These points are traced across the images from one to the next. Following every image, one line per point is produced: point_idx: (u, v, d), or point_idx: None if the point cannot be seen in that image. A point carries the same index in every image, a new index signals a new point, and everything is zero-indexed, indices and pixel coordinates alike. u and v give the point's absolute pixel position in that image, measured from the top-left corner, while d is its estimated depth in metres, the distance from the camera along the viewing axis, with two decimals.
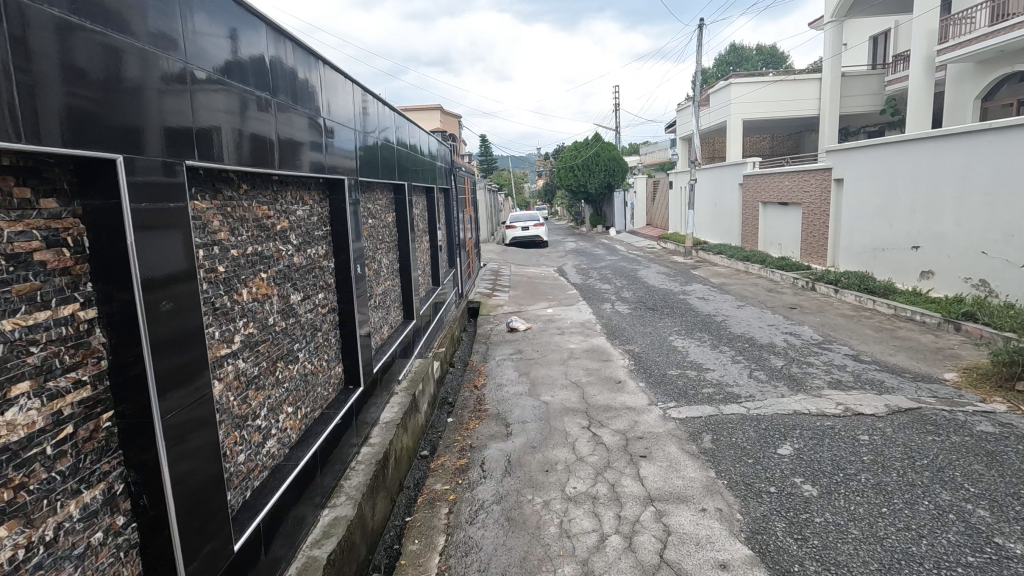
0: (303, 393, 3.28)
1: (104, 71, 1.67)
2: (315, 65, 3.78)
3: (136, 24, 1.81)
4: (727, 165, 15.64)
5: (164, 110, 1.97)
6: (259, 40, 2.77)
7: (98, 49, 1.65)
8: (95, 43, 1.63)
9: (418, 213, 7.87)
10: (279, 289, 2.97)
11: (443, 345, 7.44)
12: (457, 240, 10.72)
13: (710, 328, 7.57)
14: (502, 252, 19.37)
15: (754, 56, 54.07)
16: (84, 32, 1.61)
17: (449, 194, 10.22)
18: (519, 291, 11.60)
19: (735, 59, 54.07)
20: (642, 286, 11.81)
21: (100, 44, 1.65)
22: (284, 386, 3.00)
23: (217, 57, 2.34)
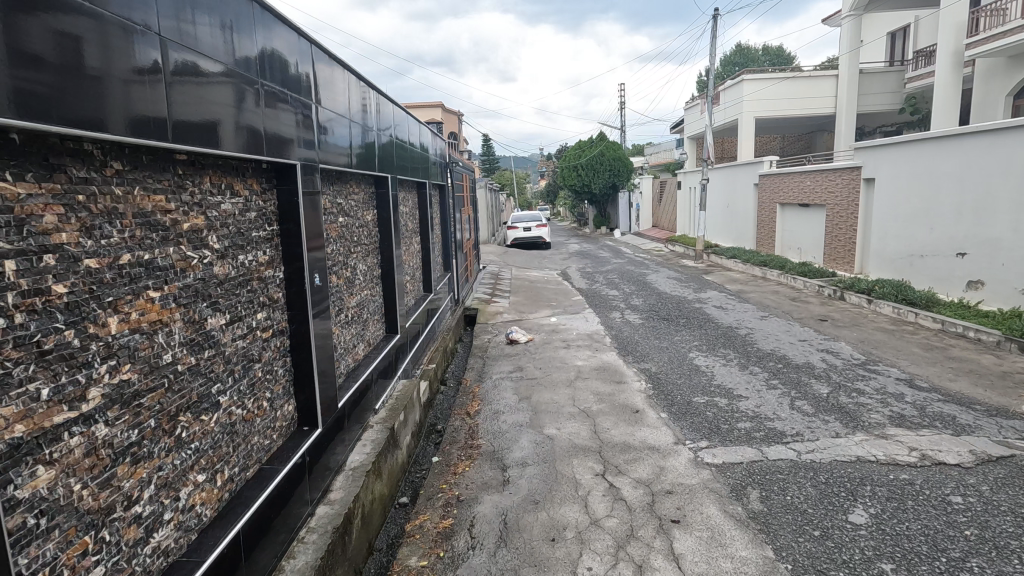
0: (227, 447, 2.41)
1: (61, 54, 1.53)
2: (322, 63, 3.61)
3: (121, 12, 1.74)
4: (742, 164, 14.77)
5: (147, 96, 1.85)
6: (261, 34, 2.66)
7: (51, 35, 1.51)
8: (57, 28, 1.51)
9: (409, 211, 7.02)
10: (179, 309, 2.10)
11: (434, 361, 6.60)
12: (455, 242, 9.88)
13: (734, 344, 6.73)
14: (504, 254, 18.55)
15: (762, 57, 53.18)
16: (40, 15, 1.47)
17: (445, 192, 9.39)
18: (520, 297, 10.76)
19: (742, 59, 53.20)
20: (653, 292, 10.95)
21: (58, 30, 1.51)
22: (191, 440, 2.14)
23: (214, 49, 2.26)
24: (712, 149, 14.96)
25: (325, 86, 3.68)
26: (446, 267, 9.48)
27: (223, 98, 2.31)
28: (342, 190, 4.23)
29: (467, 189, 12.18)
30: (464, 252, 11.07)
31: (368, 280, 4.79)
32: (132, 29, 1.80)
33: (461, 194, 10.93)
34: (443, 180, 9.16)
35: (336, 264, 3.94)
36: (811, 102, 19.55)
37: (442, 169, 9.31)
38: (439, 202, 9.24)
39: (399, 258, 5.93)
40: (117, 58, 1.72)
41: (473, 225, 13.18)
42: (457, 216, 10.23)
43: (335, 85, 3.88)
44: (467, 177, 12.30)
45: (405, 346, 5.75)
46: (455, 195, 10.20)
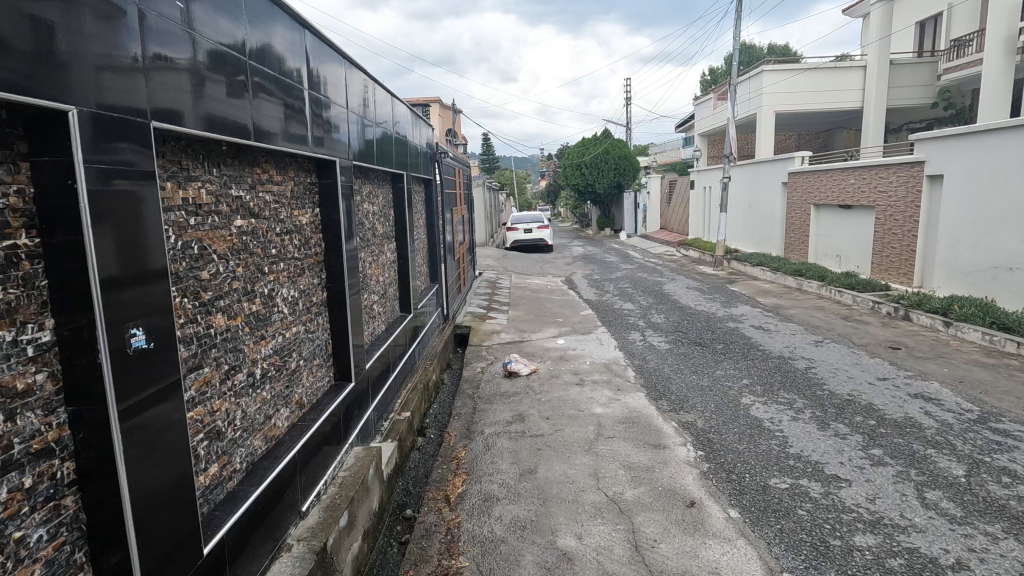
0: None
1: (26, 41, 1.38)
2: (325, 53, 3.56)
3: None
4: (768, 160, 13.23)
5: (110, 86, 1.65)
6: (259, 26, 2.60)
7: (22, 18, 1.37)
8: (25, 16, 1.37)
9: (382, 210, 5.50)
10: None
11: (411, 405, 5.11)
12: (445, 248, 8.38)
13: (796, 384, 5.25)
14: (503, 258, 17.06)
15: (770, 54, 51.65)
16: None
17: (433, 188, 7.87)
18: (521, 312, 9.25)
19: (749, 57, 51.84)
20: (675, 307, 9.46)
21: (30, 14, 1.38)
22: None
23: (197, 40, 2.09)
24: (735, 144, 13.44)
25: (323, 81, 3.51)
26: (433, 278, 7.96)
27: (200, 91, 2.11)
28: (249, 177, 2.67)
29: (461, 185, 10.64)
30: (456, 257, 9.52)
31: (302, 309, 3.27)
32: (109, 17, 1.64)
33: (453, 192, 9.43)
34: (429, 174, 7.63)
35: (225, 295, 2.41)
36: (836, 95, 18.04)
37: (431, 162, 7.81)
38: (424, 200, 7.72)
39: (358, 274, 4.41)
40: (88, 44, 1.56)
41: (468, 226, 11.66)
42: (448, 218, 8.74)
43: (334, 82, 3.76)
44: (461, 172, 10.76)
45: (366, 393, 4.24)
46: (446, 193, 8.68)
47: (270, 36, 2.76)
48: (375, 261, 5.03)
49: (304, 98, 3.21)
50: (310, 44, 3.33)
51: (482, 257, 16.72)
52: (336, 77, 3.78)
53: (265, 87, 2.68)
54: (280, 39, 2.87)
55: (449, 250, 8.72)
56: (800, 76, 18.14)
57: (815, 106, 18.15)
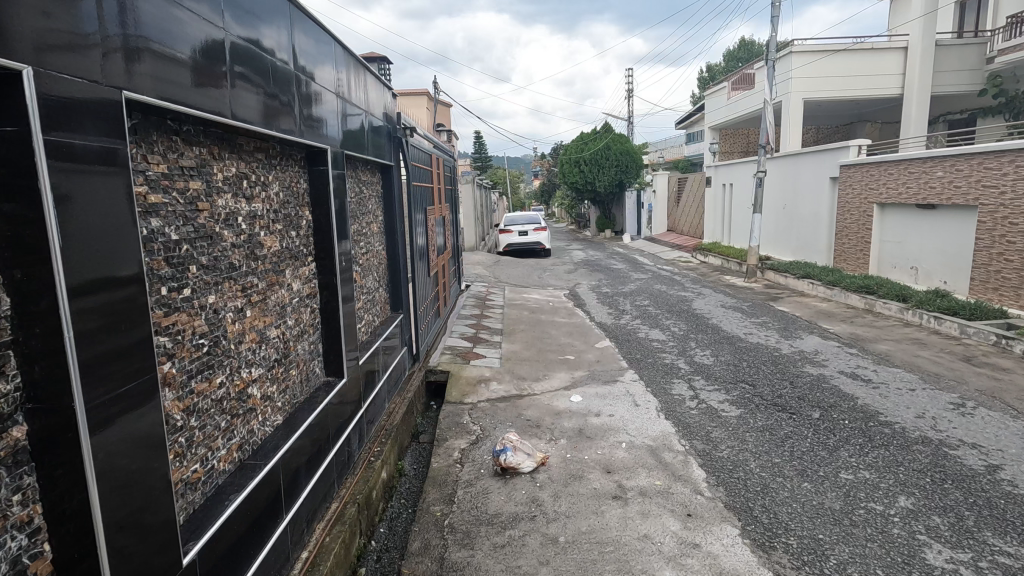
0: None
1: None
2: (311, 38, 3.32)
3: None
4: (814, 150, 10.98)
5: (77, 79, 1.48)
6: (242, 21, 2.45)
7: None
8: None
9: (292, 210, 3.18)
10: None
11: (329, 564, 2.81)
12: (415, 261, 6.12)
13: (1002, 515, 3.03)
14: (494, 266, 14.73)
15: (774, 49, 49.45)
16: None
17: (395, 178, 5.55)
18: (518, 346, 6.97)
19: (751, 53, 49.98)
20: (720, 336, 7.25)
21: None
22: None
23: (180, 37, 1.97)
24: (773, 131, 11.17)
25: (310, 70, 3.29)
26: (396, 306, 5.64)
27: (174, 83, 1.94)
28: None
29: (438, 176, 8.32)
30: (432, 272, 7.22)
31: None
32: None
33: (428, 184, 7.18)
34: (387, 158, 5.27)
35: None
36: (873, 80, 15.88)
37: (391, 141, 5.49)
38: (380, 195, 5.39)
39: (177, 341, 2.06)
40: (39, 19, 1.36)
41: (450, 229, 9.37)
42: (419, 221, 6.45)
43: (321, 71, 3.49)
44: (439, 160, 8.43)
45: None
46: (416, 187, 6.35)
47: (256, 30, 2.59)
48: (258, 303, 2.74)
49: (291, 90, 3.00)
50: (299, 32, 3.14)
51: (470, 264, 14.40)
52: (321, 67, 3.49)
53: (247, 78, 2.50)
54: (267, 34, 2.72)
55: (420, 265, 6.44)
56: (831, 57, 15.94)
57: (848, 92, 15.99)
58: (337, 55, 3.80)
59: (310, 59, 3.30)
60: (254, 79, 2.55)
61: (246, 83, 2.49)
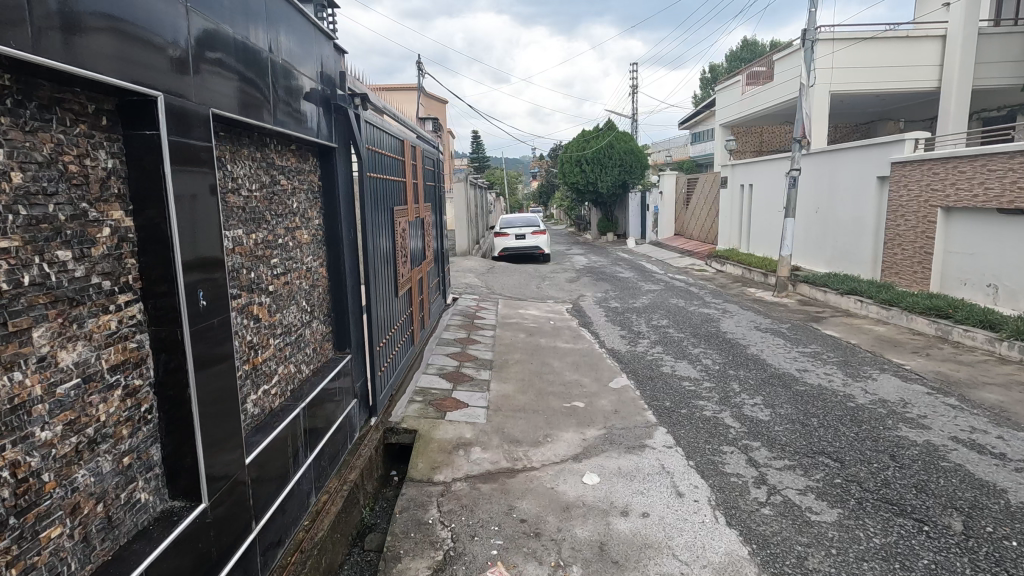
0: None
1: None
2: (300, 31, 3.23)
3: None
4: (859, 145, 9.44)
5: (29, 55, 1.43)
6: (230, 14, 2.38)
7: None
8: None
9: (56, 208, 1.63)
10: None
11: None
12: (375, 281, 4.56)
13: None
14: (488, 274, 13.16)
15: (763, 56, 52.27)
16: None
17: (341, 169, 3.98)
18: (512, 387, 5.41)
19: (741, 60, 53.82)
20: (768, 375, 5.70)
21: None
22: None
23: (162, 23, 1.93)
24: (810, 123, 9.65)
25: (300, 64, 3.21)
26: (342, 345, 4.06)
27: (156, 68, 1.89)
28: None
29: (415, 169, 6.73)
30: (403, 290, 5.65)
31: None
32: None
33: (397, 179, 5.62)
34: (325, 139, 3.69)
35: None
36: (906, 72, 14.39)
37: (336, 116, 3.91)
38: (317, 191, 3.81)
39: None
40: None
41: (432, 233, 7.80)
42: (382, 226, 4.87)
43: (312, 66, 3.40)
44: (416, 150, 6.84)
45: None
46: (377, 181, 4.78)
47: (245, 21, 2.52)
48: None
49: (279, 82, 2.92)
50: (289, 25, 3.06)
51: (460, 272, 12.87)
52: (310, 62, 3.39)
53: (229, 66, 2.39)
54: (258, 28, 2.65)
55: (384, 285, 4.88)
56: (862, 45, 14.40)
57: (879, 85, 14.50)
58: (327, 49, 3.70)
59: (300, 52, 3.22)
60: (236, 69, 2.44)
61: (228, 72, 2.38)
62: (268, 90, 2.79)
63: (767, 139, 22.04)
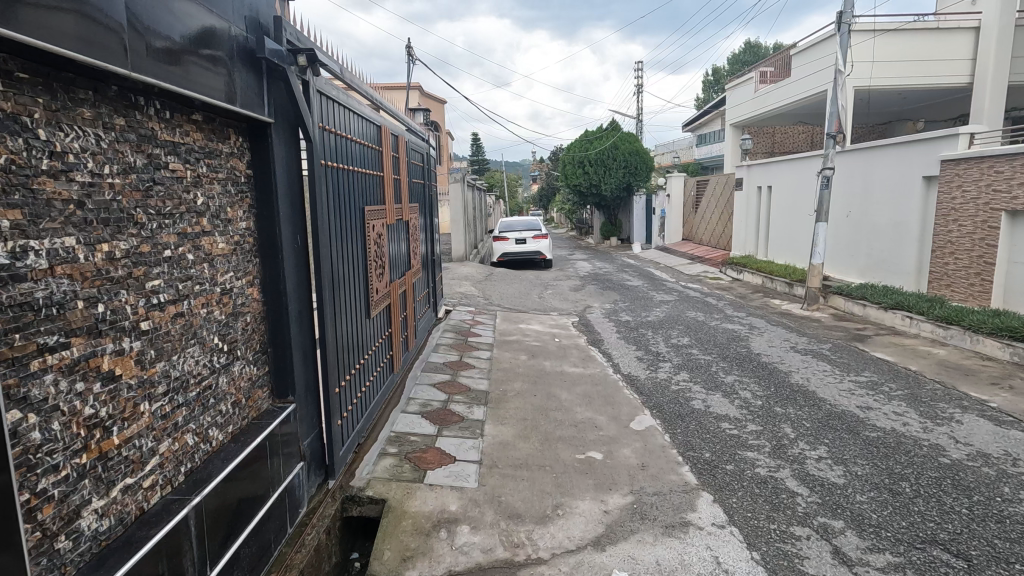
0: None
1: None
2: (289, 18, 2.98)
3: None
4: (900, 142, 8.45)
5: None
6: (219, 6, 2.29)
7: None
8: None
9: None
10: None
11: None
12: (334, 303, 3.52)
13: None
14: (486, 283, 12.10)
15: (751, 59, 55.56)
16: None
17: (283, 154, 2.94)
18: (511, 432, 4.35)
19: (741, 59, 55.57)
20: (825, 414, 4.67)
21: None
22: None
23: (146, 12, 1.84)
24: (846, 117, 8.67)
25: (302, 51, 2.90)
26: (283, 392, 3.01)
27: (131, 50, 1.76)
28: None
29: (399, 163, 5.69)
30: (378, 309, 4.60)
31: None
32: None
33: (372, 174, 4.59)
34: (256, 111, 2.65)
35: None
36: (935, 66, 13.42)
37: (276, 85, 2.84)
38: (247, 183, 2.78)
39: None
40: None
41: (420, 238, 6.76)
42: (348, 231, 3.84)
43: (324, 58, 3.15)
44: (401, 140, 5.78)
45: None
46: (342, 173, 3.75)
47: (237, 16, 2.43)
48: None
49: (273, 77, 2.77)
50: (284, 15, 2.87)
51: (455, 280, 11.82)
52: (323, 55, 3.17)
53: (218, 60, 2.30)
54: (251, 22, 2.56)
55: (349, 306, 3.84)
56: (888, 37, 13.40)
57: (906, 80, 13.53)
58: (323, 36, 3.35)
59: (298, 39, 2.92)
60: (225, 62, 2.35)
61: (217, 64, 2.29)
62: (264, 87, 2.71)
63: (780, 140, 21.03)
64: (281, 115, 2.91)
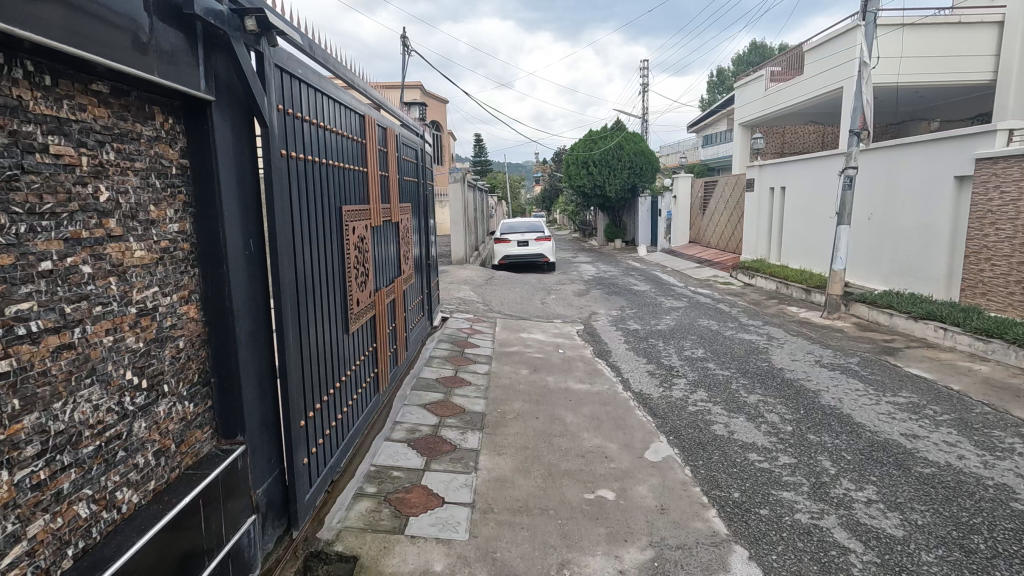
0: None
1: None
2: None
3: None
4: (930, 139, 7.88)
5: None
6: None
7: None
8: None
9: None
10: None
11: None
12: (300, 320, 2.98)
13: None
14: (485, 287, 11.56)
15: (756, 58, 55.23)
16: None
17: (229, 142, 2.41)
18: (510, 465, 3.80)
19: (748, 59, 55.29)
20: (866, 443, 4.11)
21: None
22: None
23: None
24: (871, 113, 8.13)
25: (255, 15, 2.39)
26: (230, 431, 2.47)
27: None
28: None
29: (388, 158, 5.16)
30: (360, 322, 4.07)
31: None
32: None
33: (353, 170, 4.06)
34: (188, 85, 2.11)
35: None
36: (947, 63, 12.83)
37: (219, 56, 2.32)
38: (181, 176, 2.24)
39: None
40: None
41: (413, 240, 6.21)
42: (320, 234, 3.30)
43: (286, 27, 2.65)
44: (389, 133, 5.25)
45: None
46: (312, 167, 3.22)
47: None
48: None
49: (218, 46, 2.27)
50: None
51: (454, 284, 11.27)
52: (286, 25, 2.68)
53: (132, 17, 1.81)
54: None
55: (321, 321, 3.30)
56: (899, 32, 12.69)
57: (917, 78, 12.93)
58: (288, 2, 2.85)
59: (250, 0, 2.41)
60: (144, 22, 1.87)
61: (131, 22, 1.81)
62: (205, 57, 2.22)
63: (789, 139, 20.46)
64: (231, 94, 2.41)
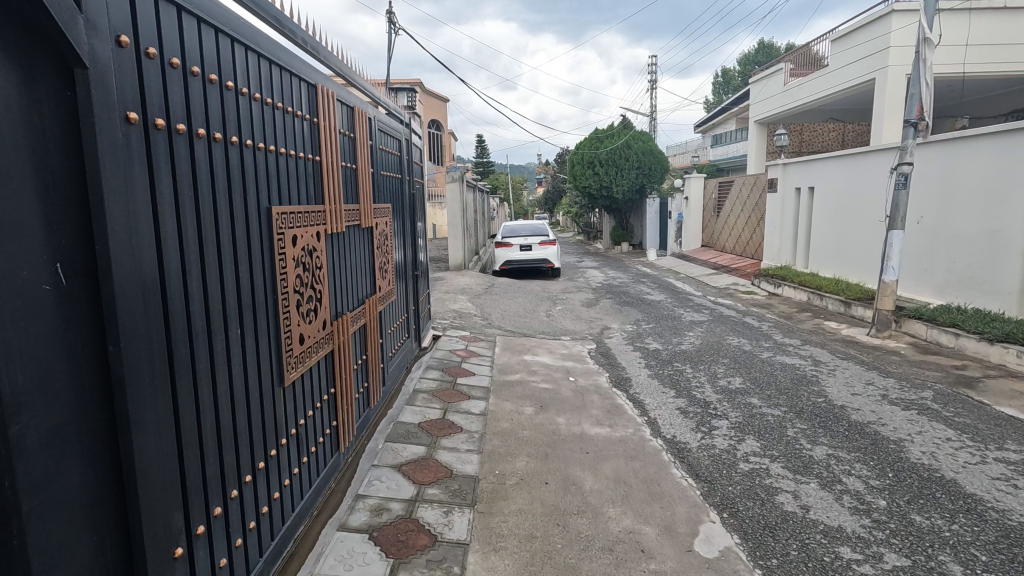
0: None
1: None
2: None
3: None
4: (1001, 130, 6.76)
5: None
6: None
7: None
8: None
9: None
10: None
11: None
12: (181, 383, 1.89)
13: None
14: (484, 296, 10.47)
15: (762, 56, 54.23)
16: None
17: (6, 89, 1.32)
18: (511, 572, 2.70)
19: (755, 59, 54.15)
20: (999, 533, 3.01)
21: None
22: None
23: None
24: (930, 101, 7.05)
25: None
26: None
27: None
28: None
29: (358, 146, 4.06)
30: (306, 367, 2.96)
31: None
32: None
33: (294, 158, 2.94)
34: None
35: None
36: (991, 53, 11.63)
37: None
38: None
39: None
40: None
41: (392, 248, 5.12)
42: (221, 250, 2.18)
43: None
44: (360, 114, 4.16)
45: None
46: (208, 146, 2.11)
47: None
48: None
49: None
50: None
51: (449, 294, 10.17)
52: None
53: None
54: None
55: (225, 382, 2.19)
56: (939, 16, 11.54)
57: (957, 68, 11.73)
58: None
59: None
60: None
61: None
62: None
63: (808, 137, 19.35)
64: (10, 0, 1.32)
